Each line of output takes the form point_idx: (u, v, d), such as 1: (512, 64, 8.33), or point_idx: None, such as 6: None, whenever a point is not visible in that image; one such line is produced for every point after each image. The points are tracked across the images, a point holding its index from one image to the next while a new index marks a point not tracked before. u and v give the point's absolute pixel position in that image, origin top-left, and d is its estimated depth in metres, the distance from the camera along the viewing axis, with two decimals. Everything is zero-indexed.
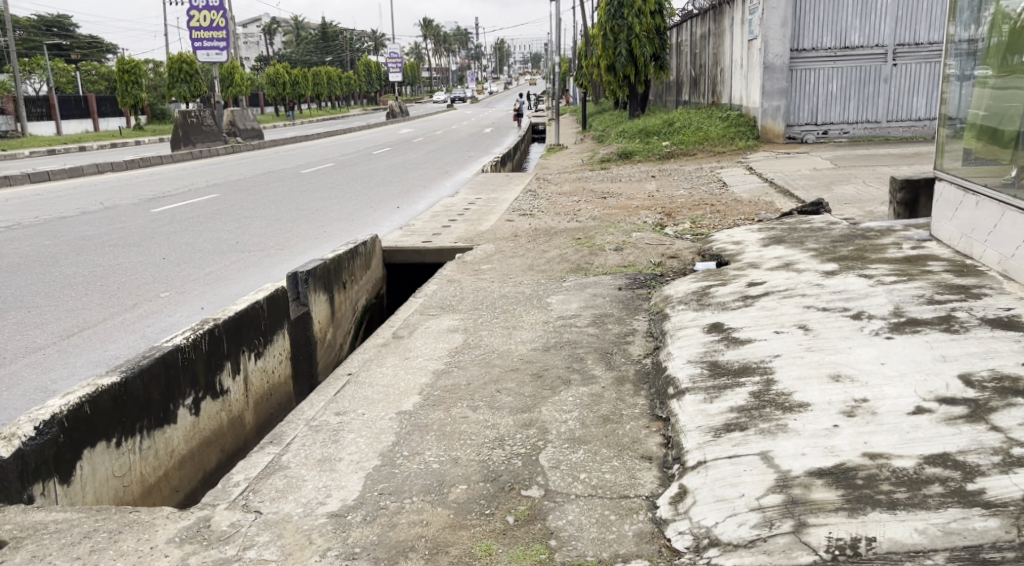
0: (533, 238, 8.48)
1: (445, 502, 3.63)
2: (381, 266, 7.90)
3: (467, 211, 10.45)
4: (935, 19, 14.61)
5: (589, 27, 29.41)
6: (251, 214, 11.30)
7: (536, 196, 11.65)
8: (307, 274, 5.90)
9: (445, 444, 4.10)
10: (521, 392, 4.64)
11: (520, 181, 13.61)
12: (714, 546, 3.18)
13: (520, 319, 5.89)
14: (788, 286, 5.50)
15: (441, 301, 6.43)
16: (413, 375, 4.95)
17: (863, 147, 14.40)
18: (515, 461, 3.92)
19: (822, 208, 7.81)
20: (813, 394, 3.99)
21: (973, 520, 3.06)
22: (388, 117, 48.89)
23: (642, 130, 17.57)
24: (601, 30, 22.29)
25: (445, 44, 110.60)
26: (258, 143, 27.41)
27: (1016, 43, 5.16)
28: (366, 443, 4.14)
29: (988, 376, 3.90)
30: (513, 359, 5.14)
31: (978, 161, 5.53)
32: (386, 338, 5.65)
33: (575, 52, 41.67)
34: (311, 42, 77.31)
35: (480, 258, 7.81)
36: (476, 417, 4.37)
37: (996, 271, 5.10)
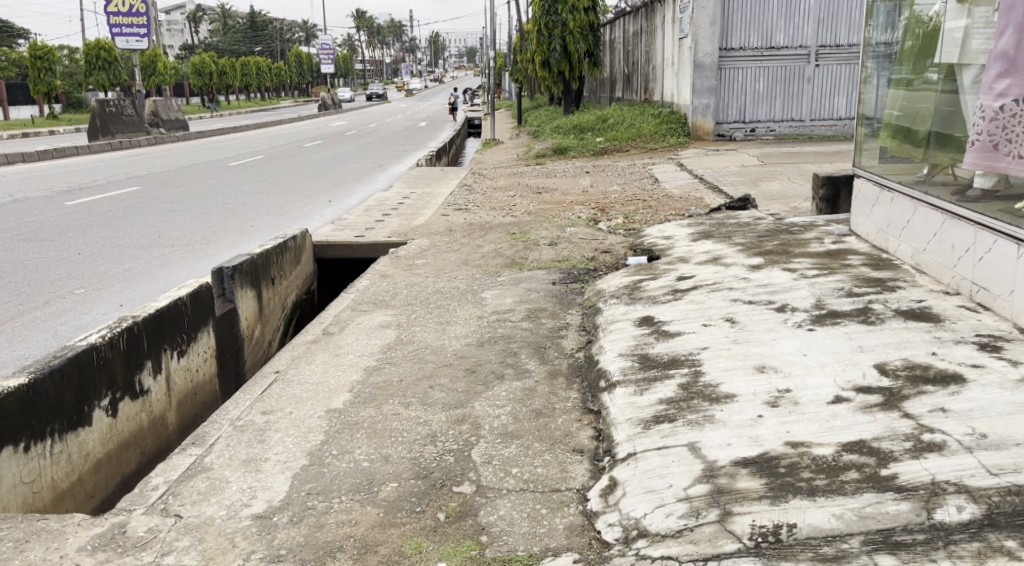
0: (467, 233, 8.51)
1: (375, 501, 3.65)
2: (311, 262, 7.86)
3: (401, 206, 10.44)
4: (854, 21, 15.01)
5: (524, 23, 29.49)
6: (174, 208, 11.11)
7: (471, 190, 11.69)
8: (233, 269, 5.83)
9: (375, 442, 4.12)
10: (454, 388, 4.69)
11: (455, 175, 13.63)
12: (643, 538, 3.27)
13: (454, 314, 5.93)
14: (716, 280, 5.64)
15: (373, 297, 6.43)
16: (344, 372, 4.96)
17: (789, 144, 14.76)
18: (447, 458, 3.97)
19: (748, 204, 8.01)
20: (739, 385, 4.11)
21: (887, 505, 3.19)
22: (320, 109, 48.39)
23: (576, 126, 17.71)
24: (535, 26, 22.41)
25: (378, 35, 109.64)
26: (181, 134, 26.87)
27: (928, 47, 5.36)
28: (294, 443, 4.14)
29: (901, 365, 4.07)
30: (446, 354, 5.18)
31: (892, 159, 5.72)
32: (316, 335, 5.63)
33: (509, 46, 41.72)
34: (239, 31, 75.89)
35: (415, 253, 7.82)
36: (408, 414, 4.40)
37: (910, 264, 5.30)
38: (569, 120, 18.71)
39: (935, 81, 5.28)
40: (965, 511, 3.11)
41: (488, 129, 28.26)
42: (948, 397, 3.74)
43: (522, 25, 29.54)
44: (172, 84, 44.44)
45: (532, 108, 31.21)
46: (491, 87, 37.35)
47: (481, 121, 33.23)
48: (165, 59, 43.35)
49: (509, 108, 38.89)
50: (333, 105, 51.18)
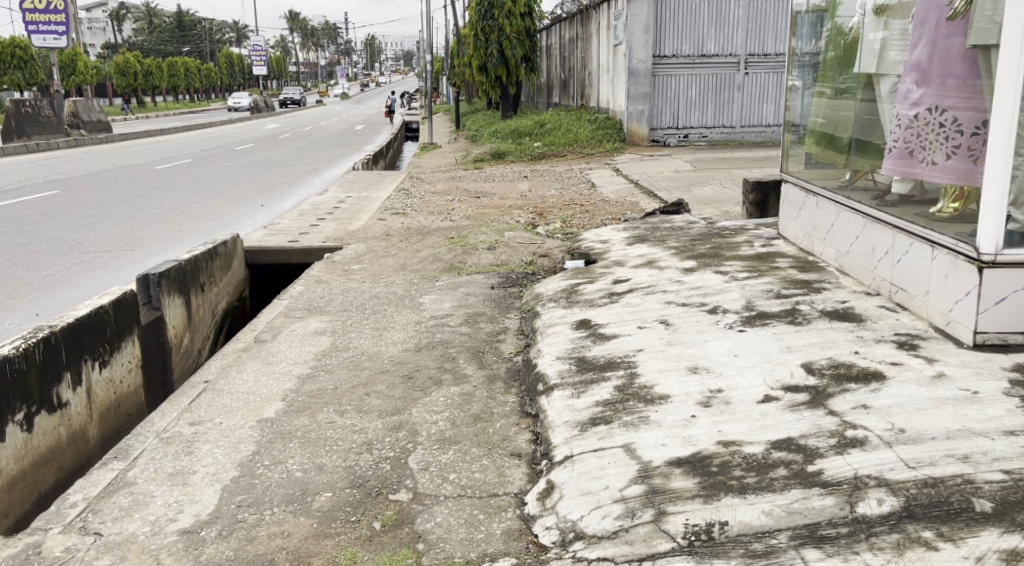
0: (405, 237, 8.52)
1: (308, 512, 3.67)
2: (243, 268, 7.81)
3: (336, 210, 10.40)
4: (780, 32, 15.46)
5: (461, 27, 29.52)
6: (96, 213, 10.88)
7: (409, 194, 11.69)
8: (159, 276, 5.71)
9: (309, 451, 4.13)
10: (391, 395, 4.72)
11: (392, 179, 13.61)
12: (580, 540, 3.35)
13: (390, 320, 5.95)
14: (651, 283, 5.76)
15: (308, 303, 6.42)
16: (277, 381, 4.94)
17: (721, 150, 15.07)
18: (383, 465, 4.00)
19: (682, 208, 8.17)
20: (673, 386, 4.22)
21: (813, 500, 3.30)
22: (251, 111, 47.81)
23: (514, 130, 17.78)
24: (471, 30, 22.40)
25: (313, 36, 108.37)
26: (103, 136, 26.30)
27: (848, 58, 5.54)
28: (223, 454, 4.13)
29: (827, 363, 4.22)
30: (383, 360, 5.21)
31: (818, 164, 5.91)
32: (248, 342, 5.61)
33: (446, 51, 41.79)
34: (166, 31, 74.42)
35: (351, 258, 7.81)
36: (343, 422, 4.42)
37: (835, 266, 5.49)
38: (507, 125, 18.77)
39: (855, 90, 5.47)
40: (885, 504, 3.22)
41: (425, 133, 28.23)
42: (870, 394, 3.89)
43: (459, 29, 29.53)
44: (94, 85, 43.36)
45: (470, 112, 31.29)
46: (429, 92, 37.39)
47: (419, 125, 33.19)
48: (87, 58, 42.23)
49: (447, 113, 38.88)
50: (265, 107, 50.46)
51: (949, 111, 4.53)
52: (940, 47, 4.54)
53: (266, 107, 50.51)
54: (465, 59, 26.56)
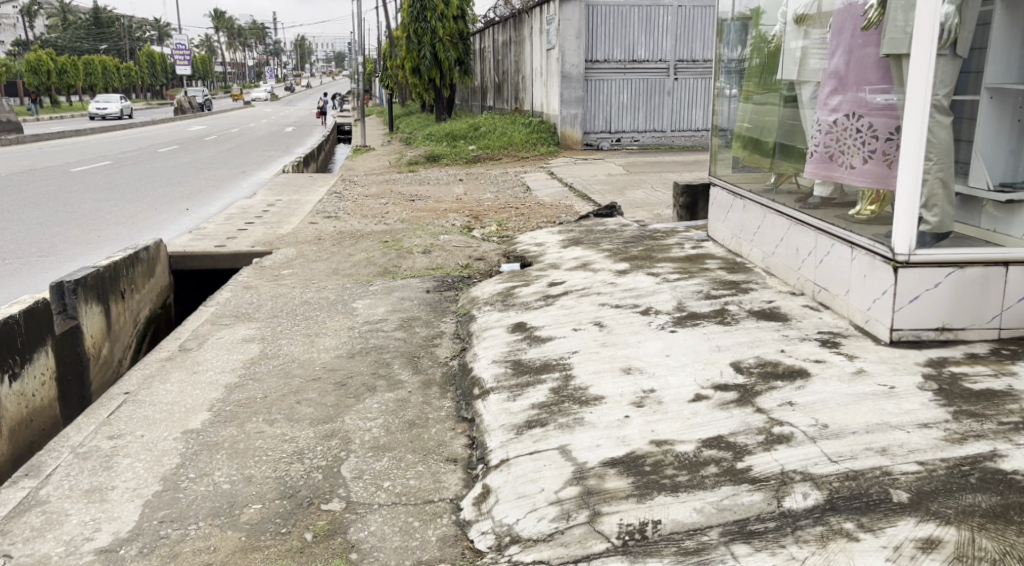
0: (337, 241, 8.48)
1: (236, 525, 3.65)
2: (166, 275, 7.68)
3: (265, 214, 10.29)
4: (707, 38, 15.83)
5: (393, 29, 29.40)
6: (9, 219, 10.55)
7: (341, 197, 11.61)
8: (75, 283, 5.70)
9: (237, 462, 4.10)
10: (323, 402, 4.70)
11: (324, 182, 13.50)
12: (515, 544, 3.39)
13: (323, 325, 5.92)
14: (584, 285, 5.84)
15: (235, 310, 6.34)
16: (203, 391, 4.88)
17: (653, 154, 15.32)
18: (314, 475, 3.99)
19: (615, 211, 8.30)
20: (607, 387, 4.29)
21: (741, 496, 3.38)
22: (176, 111, 46.87)
23: (448, 134, 17.75)
24: (404, 32, 22.32)
25: (241, 36, 106.52)
26: (14, 137, 25.50)
27: (771, 64, 5.69)
28: (145, 468, 4.08)
29: (753, 363, 4.33)
30: (314, 367, 5.18)
31: (744, 168, 6.06)
32: (171, 351, 5.52)
33: (379, 52, 41.64)
34: (83, 29, 72.42)
35: (282, 263, 7.74)
36: (273, 431, 4.39)
37: (761, 268, 5.63)
38: (441, 128, 18.75)
39: (778, 95, 5.62)
40: (810, 497, 3.31)
41: (358, 135, 28.05)
42: (795, 391, 4.01)
43: (392, 31, 29.41)
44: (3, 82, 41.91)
45: (404, 114, 31.22)
46: (361, 94, 37.25)
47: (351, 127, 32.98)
48: None
49: (380, 115, 38.76)
50: (189, 108, 49.43)
51: (865, 117, 4.69)
52: (856, 56, 4.72)
53: (189, 108, 49.49)
54: (398, 61, 26.52)
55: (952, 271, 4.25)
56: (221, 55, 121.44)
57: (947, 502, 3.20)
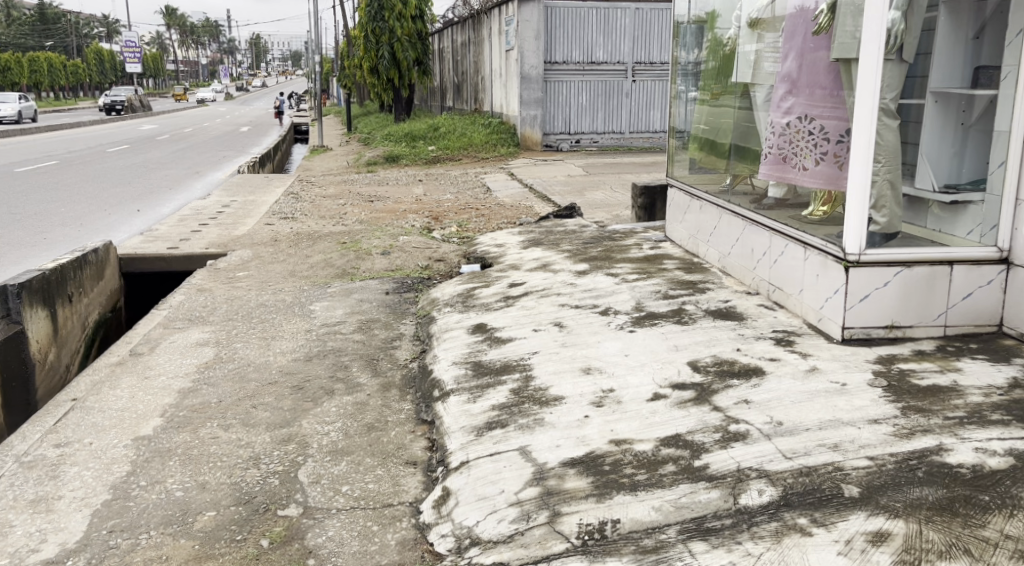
0: (294, 243, 8.42)
1: (189, 533, 3.62)
2: (115, 278, 7.58)
3: (220, 215, 10.19)
4: (664, 41, 16.00)
5: (352, 28, 29.27)
6: None
7: (298, 199, 11.53)
8: (19, 287, 5.61)
9: (191, 469, 4.06)
10: (280, 407, 4.67)
11: (280, 182, 13.40)
12: (475, 546, 3.39)
13: (279, 328, 5.88)
14: (545, 286, 5.86)
15: (188, 313, 6.26)
16: (154, 397, 4.82)
17: (612, 155, 15.42)
18: (271, 480, 3.97)
19: (575, 212, 8.34)
20: (567, 388, 4.32)
21: (699, 494, 3.42)
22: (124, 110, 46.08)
23: (407, 134, 17.70)
24: (362, 31, 22.21)
25: (194, 34, 105.11)
26: None
27: (727, 68, 5.76)
28: (93, 477, 4.02)
29: (710, 361, 4.39)
30: (271, 371, 5.14)
31: (701, 169, 6.13)
32: (122, 355, 5.44)
33: (336, 52, 41.45)
34: (29, 25, 70.84)
35: (237, 265, 7.66)
36: (227, 437, 4.35)
37: (718, 267, 5.70)
38: (399, 128, 18.68)
39: (732, 98, 5.70)
40: (765, 494, 3.35)
41: (315, 135, 27.82)
42: (751, 389, 4.07)
43: (349, 31, 29.24)
44: None
45: (361, 115, 31.08)
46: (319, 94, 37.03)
47: (308, 126, 32.72)
48: None
49: (337, 115, 38.52)
50: (137, 107, 48.64)
51: (816, 119, 4.78)
52: (808, 59, 4.79)
53: (141, 108, 48.73)
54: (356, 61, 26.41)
55: (901, 270, 4.33)
56: (175, 54, 119.78)
57: (896, 496, 3.26)
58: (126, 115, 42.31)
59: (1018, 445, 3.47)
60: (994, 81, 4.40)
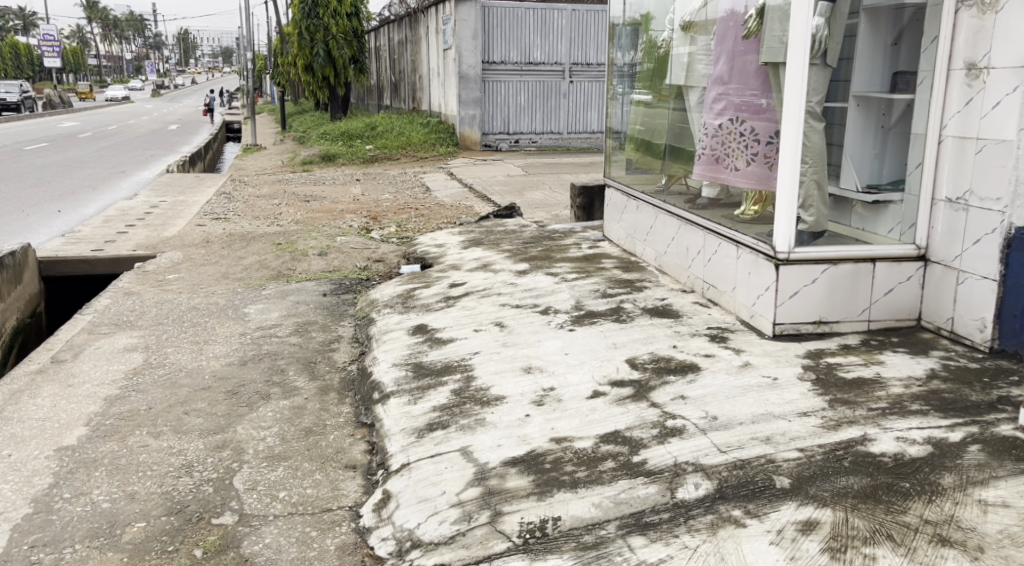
0: (227, 244, 8.31)
1: (117, 545, 3.57)
2: (33, 282, 7.42)
3: (148, 216, 10.00)
4: (601, 42, 16.19)
5: (284, 25, 28.91)
6: None
7: (231, 198, 11.36)
8: None
9: (119, 479, 4.00)
10: (214, 412, 4.62)
11: (212, 182, 13.19)
12: (416, 548, 3.41)
13: (212, 332, 5.81)
14: (485, 286, 5.89)
15: (115, 318, 6.14)
16: (79, 405, 4.73)
17: (550, 155, 15.53)
18: (205, 488, 3.93)
19: (514, 212, 8.39)
20: (508, 387, 4.35)
21: (637, 489, 3.47)
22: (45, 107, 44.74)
23: (343, 132, 17.49)
24: (295, 28, 21.91)
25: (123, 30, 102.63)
26: None
27: (661, 70, 5.84)
28: (14, 490, 3.93)
29: (648, 358, 4.46)
30: (204, 377, 5.08)
31: (637, 170, 6.22)
32: (43, 363, 5.32)
33: (268, 49, 40.90)
34: None
35: (167, 267, 7.54)
36: (158, 445, 4.29)
37: (654, 266, 5.79)
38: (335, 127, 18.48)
39: (666, 100, 5.79)
40: (701, 487, 3.43)
41: (247, 133, 27.40)
42: (687, 385, 4.15)
43: (282, 28, 28.85)
44: None
45: (297, 113, 30.75)
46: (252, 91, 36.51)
47: (243, 124, 32.22)
48: None
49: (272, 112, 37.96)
50: (58, 104, 47.30)
51: (747, 121, 4.89)
52: (738, 62, 4.89)
53: (62, 106, 47.36)
54: (289, 58, 26.11)
55: (828, 268, 4.45)
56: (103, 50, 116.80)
57: (824, 485, 3.36)
58: (48, 112, 41.08)
59: (936, 434, 3.60)
60: (911, 86, 4.54)
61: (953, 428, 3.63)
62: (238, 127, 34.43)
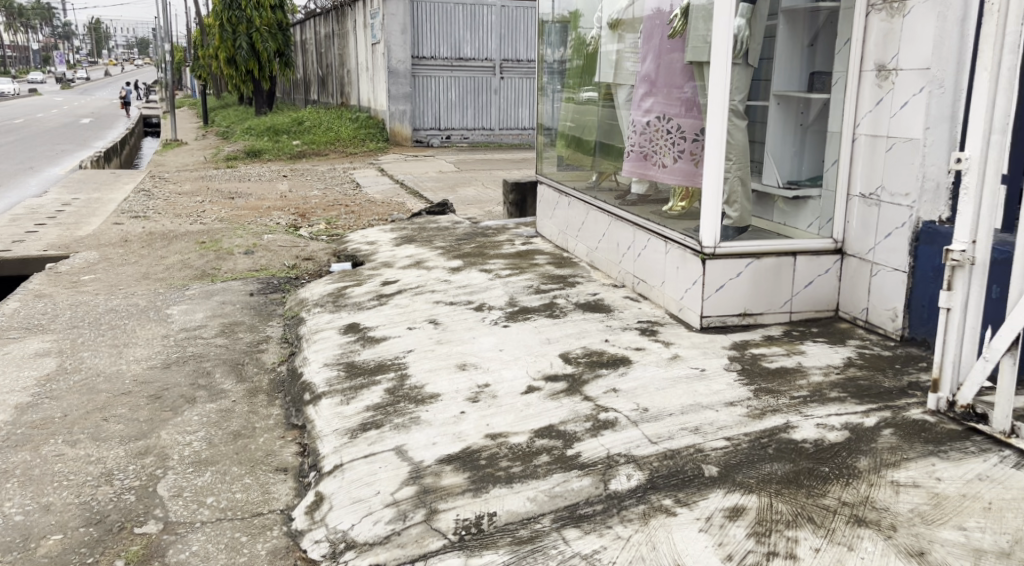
0: (146, 243, 8.14)
1: (32, 559, 3.48)
2: None
3: (59, 214, 9.72)
4: (531, 39, 16.33)
5: (205, 17, 28.35)
6: None
7: (151, 196, 11.12)
8: None
9: (33, 490, 3.90)
10: (135, 418, 4.53)
11: (128, 179, 12.86)
12: (350, 549, 3.39)
13: (132, 335, 5.69)
14: (419, 283, 5.88)
15: (27, 322, 5.97)
16: None
17: (483, 151, 15.54)
18: (127, 497, 3.86)
19: (447, 208, 8.38)
20: (443, 385, 4.35)
21: (571, 482, 3.51)
22: None
23: (269, 128, 17.17)
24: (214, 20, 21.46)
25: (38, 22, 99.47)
26: None
27: (590, 67, 5.89)
28: None
29: (581, 353, 4.50)
30: (124, 381, 4.97)
31: (568, 166, 6.27)
32: None
33: (188, 41, 40.08)
34: None
35: (82, 267, 7.36)
36: (75, 453, 4.19)
37: (586, 262, 5.86)
38: (260, 122, 18.18)
39: (596, 97, 5.84)
40: (633, 478, 3.48)
41: (168, 128, 26.84)
42: (619, 378, 4.20)
43: (202, 19, 28.29)
44: None
45: (220, 107, 30.23)
46: (174, 85, 35.78)
47: (164, 117, 31.56)
48: None
49: (194, 106, 37.25)
50: None
51: (674, 118, 4.96)
52: (665, 60, 4.96)
53: None
54: (210, 51, 25.63)
55: (751, 262, 4.55)
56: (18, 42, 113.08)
57: (750, 472, 3.44)
58: None
59: (853, 419, 3.71)
60: (827, 86, 4.67)
61: (868, 413, 3.75)
62: (158, 122, 33.68)
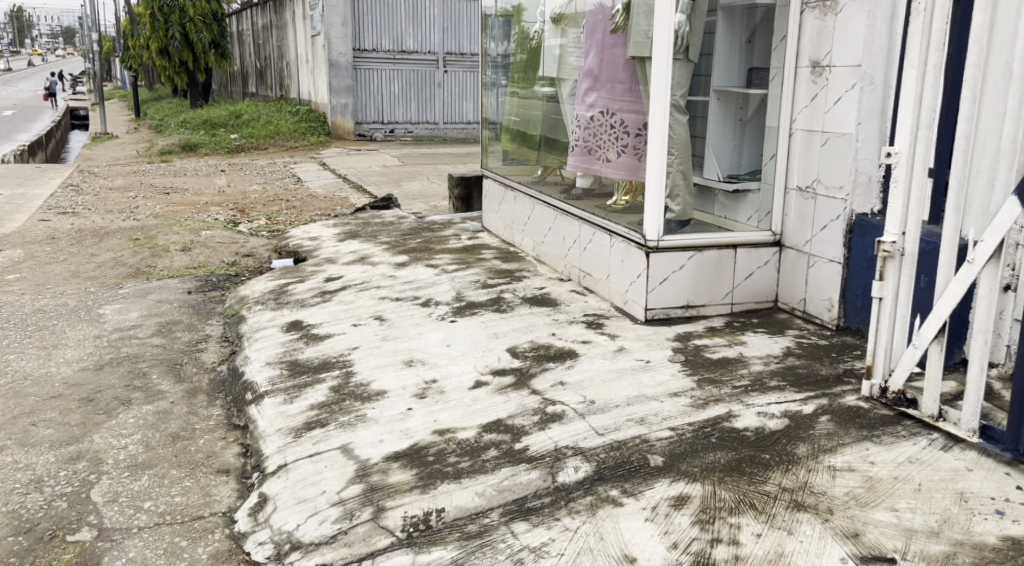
0: (76, 241, 7.93)
1: None
2: None
3: None
4: (474, 33, 16.31)
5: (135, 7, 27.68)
6: None
7: (81, 191, 10.83)
8: None
9: None
10: (67, 422, 4.42)
11: (55, 174, 12.51)
12: (295, 550, 3.35)
13: (62, 335, 5.55)
14: (363, 280, 5.83)
15: None
16: None
17: (427, 145, 15.47)
18: (59, 504, 3.76)
19: (392, 203, 8.32)
20: (389, 381, 4.32)
21: (519, 476, 3.51)
22: None
23: (206, 121, 16.85)
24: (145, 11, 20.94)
25: None
26: None
27: (534, 62, 5.90)
28: None
29: (528, 347, 4.51)
30: (54, 385, 4.84)
31: (513, 161, 6.27)
32: None
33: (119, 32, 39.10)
34: None
35: (7, 266, 7.15)
36: (3, 460, 4.07)
37: (532, 256, 5.86)
38: (196, 115, 17.82)
39: (540, 92, 5.84)
40: (580, 470, 3.49)
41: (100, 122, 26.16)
42: (566, 371, 4.22)
43: (133, 10, 27.63)
44: None
45: (153, 99, 29.55)
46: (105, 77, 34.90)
47: (95, 110, 30.76)
48: None
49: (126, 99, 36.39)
50: None
51: (617, 113, 4.98)
52: (607, 56, 4.99)
53: None
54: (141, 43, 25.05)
55: (694, 254, 4.59)
56: None
57: (694, 462, 3.48)
58: None
59: (793, 408, 3.78)
60: (764, 82, 4.73)
61: (806, 401, 3.82)
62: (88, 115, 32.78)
